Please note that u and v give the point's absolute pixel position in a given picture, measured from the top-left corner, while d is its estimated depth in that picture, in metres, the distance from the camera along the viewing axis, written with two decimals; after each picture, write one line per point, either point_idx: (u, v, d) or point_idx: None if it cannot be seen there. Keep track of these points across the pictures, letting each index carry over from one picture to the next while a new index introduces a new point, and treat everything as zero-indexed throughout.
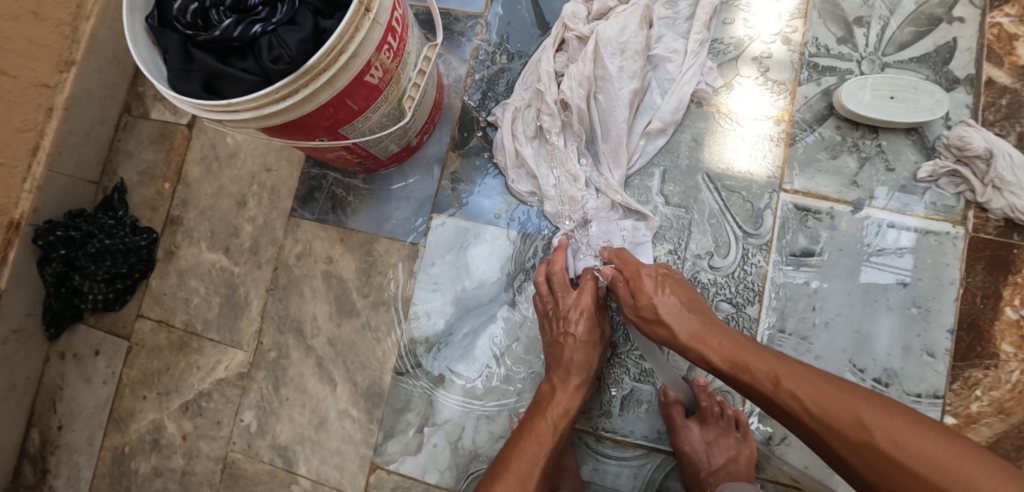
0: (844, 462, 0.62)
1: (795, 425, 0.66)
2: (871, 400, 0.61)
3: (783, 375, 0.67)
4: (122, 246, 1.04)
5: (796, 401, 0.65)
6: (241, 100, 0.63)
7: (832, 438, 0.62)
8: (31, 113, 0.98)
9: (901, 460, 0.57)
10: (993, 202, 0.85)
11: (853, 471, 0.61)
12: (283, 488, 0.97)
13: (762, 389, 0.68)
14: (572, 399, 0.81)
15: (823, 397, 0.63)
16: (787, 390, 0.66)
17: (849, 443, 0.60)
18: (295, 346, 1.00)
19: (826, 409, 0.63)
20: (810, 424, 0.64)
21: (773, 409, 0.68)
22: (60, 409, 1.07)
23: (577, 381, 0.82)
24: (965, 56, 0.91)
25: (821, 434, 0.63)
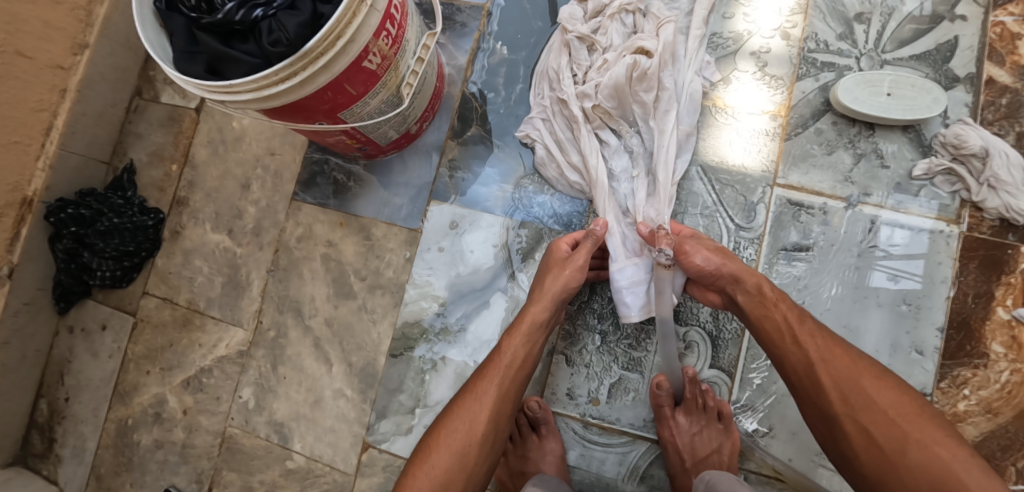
0: (822, 392, 0.67)
1: (793, 353, 0.71)
2: (861, 355, 0.69)
3: (806, 317, 0.73)
4: (131, 225, 1.07)
5: (807, 334, 0.71)
6: (242, 82, 0.65)
7: (825, 368, 0.68)
8: (45, 94, 1.02)
9: (877, 401, 0.64)
10: (989, 201, 0.85)
11: (826, 400, 0.67)
12: (278, 463, 1.00)
13: (781, 319, 0.73)
14: (537, 315, 0.82)
15: (830, 342, 0.70)
16: (807, 325, 0.71)
17: (840, 373, 0.67)
18: (293, 325, 1.02)
19: (826, 346, 0.69)
20: (809, 353, 0.69)
21: (778, 336, 0.73)
22: (68, 381, 1.11)
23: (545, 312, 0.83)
24: (965, 55, 0.90)
25: (816, 364, 0.68)
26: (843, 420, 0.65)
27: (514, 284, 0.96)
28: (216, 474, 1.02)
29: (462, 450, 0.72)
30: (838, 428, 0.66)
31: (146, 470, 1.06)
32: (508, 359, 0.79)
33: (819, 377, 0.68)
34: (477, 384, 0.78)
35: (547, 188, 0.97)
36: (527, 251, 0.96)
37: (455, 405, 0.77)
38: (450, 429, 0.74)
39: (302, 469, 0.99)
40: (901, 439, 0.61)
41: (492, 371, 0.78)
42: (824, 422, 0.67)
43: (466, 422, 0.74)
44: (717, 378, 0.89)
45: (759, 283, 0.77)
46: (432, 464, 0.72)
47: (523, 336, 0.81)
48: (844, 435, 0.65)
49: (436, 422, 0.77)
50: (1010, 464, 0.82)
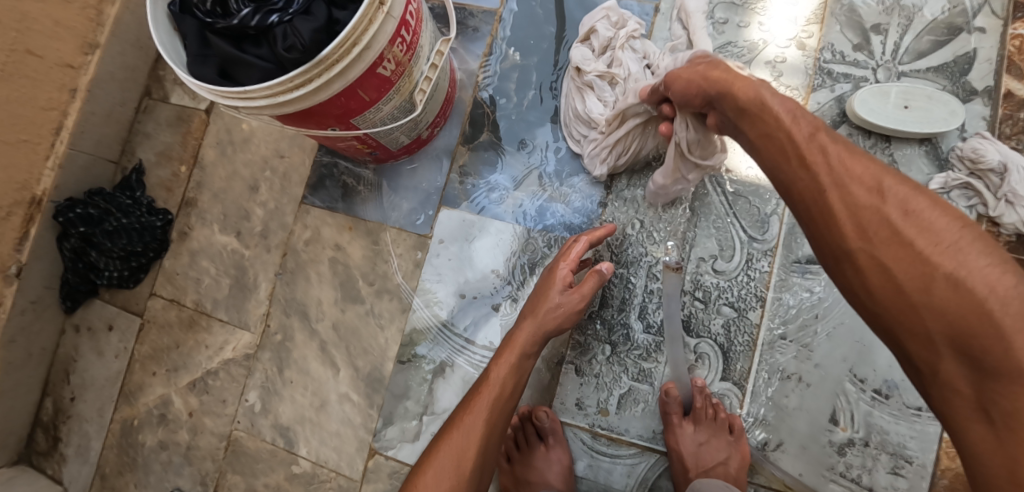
0: (833, 222, 0.58)
1: (792, 183, 0.63)
2: (891, 173, 0.57)
3: (821, 128, 0.62)
4: (138, 225, 1.07)
5: (837, 158, 0.59)
6: (256, 87, 0.64)
7: (839, 195, 0.58)
8: (55, 93, 1.02)
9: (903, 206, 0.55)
10: (1005, 216, 0.83)
11: (840, 232, 0.57)
12: (283, 466, 0.99)
13: (789, 136, 0.63)
14: (518, 355, 0.80)
15: (852, 151, 0.60)
16: (823, 139, 0.61)
17: (869, 213, 0.56)
18: (300, 329, 1.02)
19: (849, 164, 0.59)
20: (824, 184, 0.59)
21: (783, 158, 0.63)
22: (73, 380, 1.11)
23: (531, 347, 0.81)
24: (984, 67, 0.89)
25: (828, 191, 0.59)
26: (857, 257, 0.56)
27: (523, 292, 0.95)
28: (220, 476, 1.02)
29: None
30: (852, 264, 0.57)
31: (150, 470, 1.06)
32: (492, 387, 0.78)
33: (829, 202, 0.58)
34: (463, 417, 0.76)
35: (557, 196, 0.96)
36: (536, 259, 0.96)
37: (441, 440, 0.74)
38: (437, 466, 0.71)
39: (307, 473, 0.98)
40: (925, 278, 0.52)
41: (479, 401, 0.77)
42: (833, 259, 0.59)
43: (455, 461, 0.71)
44: (727, 390, 0.88)
45: (808, 134, 0.63)
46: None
47: (507, 376, 0.79)
48: (858, 271, 0.56)
49: (423, 459, 0.74)
50: None
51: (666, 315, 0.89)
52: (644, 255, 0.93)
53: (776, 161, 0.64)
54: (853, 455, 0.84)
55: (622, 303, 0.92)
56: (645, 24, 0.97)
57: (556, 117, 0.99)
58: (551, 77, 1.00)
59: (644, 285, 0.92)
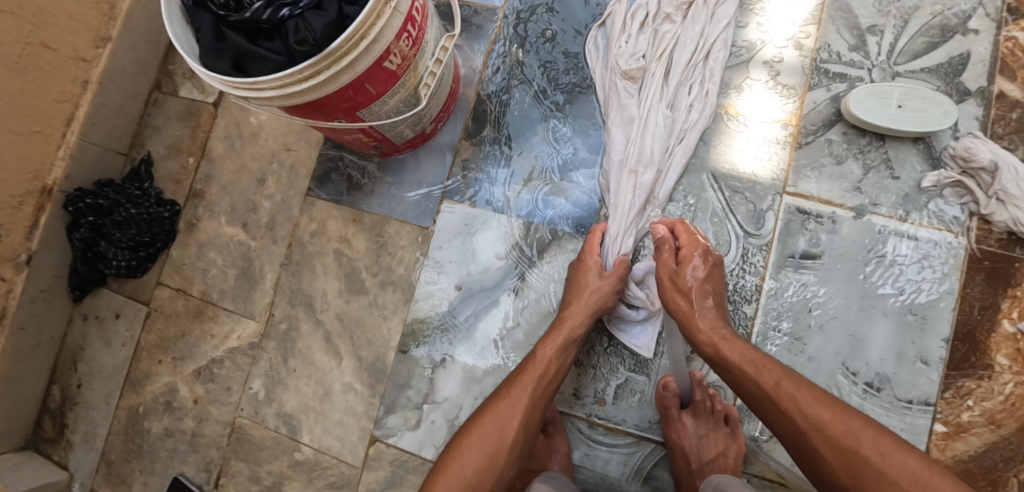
0: (823, 463, 0.68)
1: (780, 420, 0.72)
2: (850, 416, 0.69)
3: (784, 377, 0.73)
4: (147, 216, 1.09)
5: (811, 413, 0.70)
6: (267, 79, 0.66)
7: (817, 437, 0.69)
8: (68, 85, 1.04)
9: (877, 468, 0.64)
10: (997, 214, 0.85)
11: (826, 467, 0.68)
12: (287, 454, 1.01)
13: (759, 386, 0.74)
14: (565, 336, 0.84)
15: (816, 405, 0.70)
16: (793, 383, 0.73)
17: (849, 448, 0.66)
18: (305, 319, 1.04)
19: (810, 418, 0.70)
20: (800, 423, 0.70)
21: (768, 402, 0.73)
22: (81, 368, 1.13)
23: (579, 329, 0.84)
24: (977, 69, 0.91)
25: (808, 433, 0.69)
26: (847, 488, 0.66)
27: (524, 283, 0.97)
28: (224, 463, 1.04)
29: (498, 443, 0.76)
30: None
31: (155, 457, 1.07)
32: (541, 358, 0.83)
33: (812, 445, 0.69)
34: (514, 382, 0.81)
35: (558, 191, 0.98)
36: (536, 251, 0.97)
37: (495, 398, 0.81)
38: (488, 420, 0.78)
39: (310, 461, 1.00)
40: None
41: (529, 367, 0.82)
42: (830, 489, 0.68)
43: (502, 416, 0.78)
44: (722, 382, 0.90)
45: (740, 350, 0.78)
46: (470, 452, 0.76)
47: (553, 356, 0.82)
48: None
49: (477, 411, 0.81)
50: (1011, 475, 0.83)
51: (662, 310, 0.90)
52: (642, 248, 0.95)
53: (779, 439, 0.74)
54: None
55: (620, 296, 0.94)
56: None
57: (556, 112, 1.01)
58: (554, 74, 1.01)
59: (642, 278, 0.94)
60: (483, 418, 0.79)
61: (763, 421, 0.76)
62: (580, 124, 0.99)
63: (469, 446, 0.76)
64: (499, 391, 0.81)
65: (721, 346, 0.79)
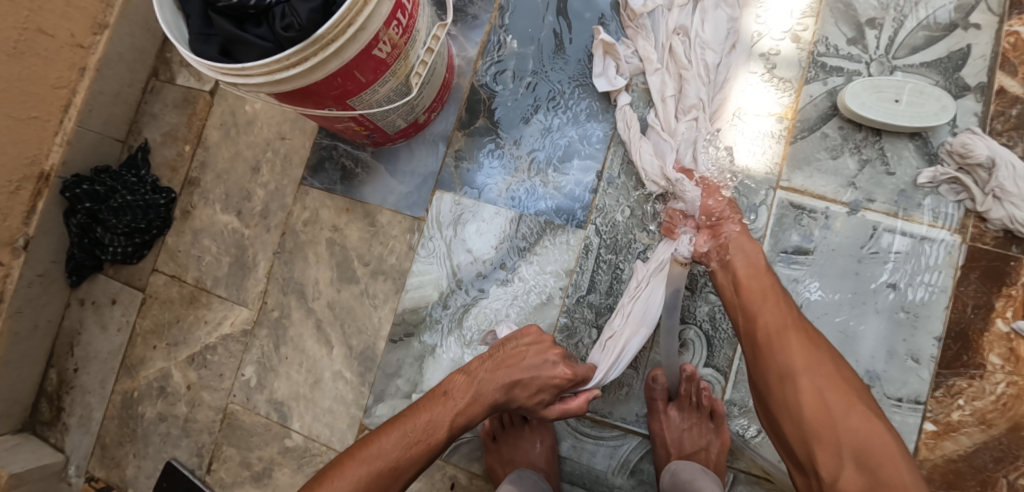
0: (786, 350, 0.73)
1: (767, 311, 0.76)
2: (820, 339, 0.75)
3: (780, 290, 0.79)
4: (143, 203, 1.09)
5: (796, 319, 0.75)
6: (253, 64, 0.66)
7: (795, 333, 0.74)
8: (65, 71, 1.04)
9: (834, 373, 0.70)
10: (993, 211, 0.84)
11: (790, 357, 0.72)
12: (277, 441, 1.02)
13: (760, 284, 0.79)
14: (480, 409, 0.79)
15: (799, 317, 0.76)
16: (782, 297, 0.78)
17: (818, 355, 0.72)
18: (297, 307, 1.04)
19: (794, 320, 0.75)
20: (785, 318, 0.75)
21: (760, 295, 0.78)
22: (77, 352, 1.14)
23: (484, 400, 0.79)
24: (977, 64, 0.90)
25: (788, 328, 0.74)
26: (800, 377, 0.70)
27: (514, 274, 0.97)
28: (216, 449, 1.05)
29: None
30: (792, 382, 0.71)
31: (149, 441, 1.08)
32: (430, 424, 0.77)
33: (788, 339, 0.73)
34: (391, 430, 0.76)
35: (550, 183, 0.98)
36: (527, 242, 0.97)
37: (374, 441, 0.75)
38: (359, 464, 0.73)
39: (300, 448, 1.01)
40: (847, 405, 0.68)
41: (417, 430, 0.76)
42: (778, 376, 0.72)
43: (372, 471, 0.73)
44: (712, 376, 0.89)
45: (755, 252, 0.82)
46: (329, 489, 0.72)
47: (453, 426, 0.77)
48: (797, 389, 0.70)
49: (352, 448, 0.76)
50: (1000, 475, 0.82)
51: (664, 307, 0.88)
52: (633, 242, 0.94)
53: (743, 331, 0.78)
54: None
55: (609, 289, 0.94)
56: None
57: (550, 103, 1.00)
58: (549, 65, 1.01)
59: (632, 271, 0.93)
60: (353, 458, 0.74)
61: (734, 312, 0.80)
62: (573, 116, 0.99)
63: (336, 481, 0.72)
64: (366, 441, 0.76)
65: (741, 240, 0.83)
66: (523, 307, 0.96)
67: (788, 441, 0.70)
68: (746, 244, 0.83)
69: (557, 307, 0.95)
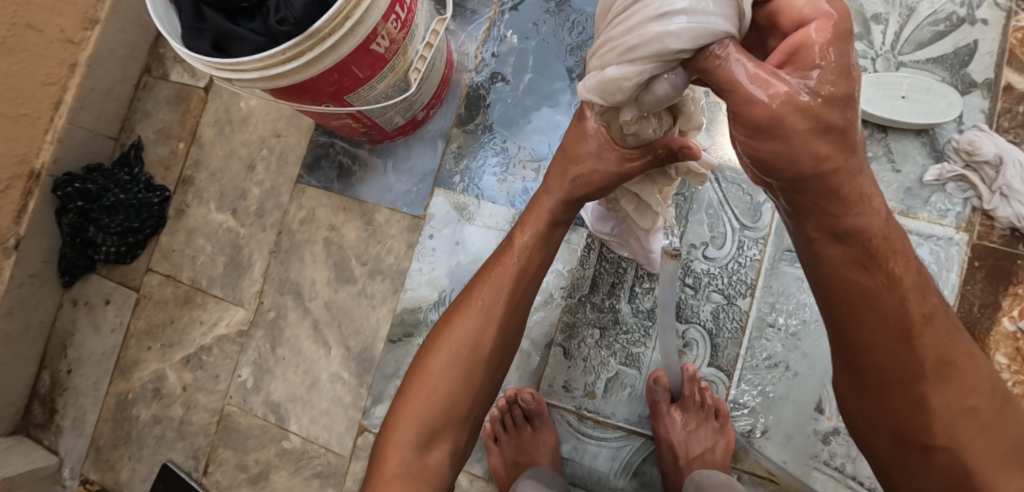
0: (923, 416, 0.50)
1: (883, 353, 0.50)
2: (973, 376, 0.51)
3: (921, 293, 0.50)
4: (135, 202, 1.07)
5: (939, 355, 0.50)
6: (246, 59, 0.64)
7: (938, 392, 0.50)
8: (55, 68, 1.02)
9: (988, 443, 0.50)
10: (1000, 209, 0.83)
11: (924, 429, 0.51)
12: (274, 443, 1.01)
13: (879, 294, 0.49)
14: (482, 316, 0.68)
15: (940, 347, 0.50)
16: (921, 311, 0.49)
17: (964, 420, 0.50)
18: (293, 307, 1.03)
19: (935, 363, 0.50)
20: (920, 360, 0.49)
21: (865, 313, 0.49)
22: (71, 354, 1.12)
23: (509, 276, 0.69)
24: (984, 60, 0.88)
25: (920, 381, 0.50)
26: (936, 456, 0.51)
27: None
28: (212, 451, 1.03)
29: (439, 424, 0.66)
30: (925, 467, 0.52)
31: (144, 444, 1.07)
32: (475, 326, 0.67)
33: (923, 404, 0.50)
34: (437, 351, 0.68)
35: None
36: None
37: (430, 368, 0.67)
38: (419, 394, 0.67)
39: (297, 450, 0.99)
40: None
41: (466, 333, 0.67)
42: (904, 448, 0.53)
43: (428, 396, 0.66)
44: (714, 376, 0.88)
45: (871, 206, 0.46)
46: (401, 437, 0.65)
47: (460, 344, 0.67)
48: (927, 476, 0.52)
49: (405, 382, 0.69)
50: None
51: (661, 301, 0.87)
52: None
53: (850, 370, 0.53)
54: (837, 443, 0.84)
55: (612, 288, 0.92)
56: None
57: (551, 100, 0.98)
58: (549, 61, 0.99)
59: (634, 270, 0.92)
60: (412, 392, 0.67)
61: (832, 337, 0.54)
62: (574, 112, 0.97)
63: (403, 423, 0.66)
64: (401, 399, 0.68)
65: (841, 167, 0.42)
66: (524, 308, 0.94)
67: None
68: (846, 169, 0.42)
69: (558, 308, 0.93)
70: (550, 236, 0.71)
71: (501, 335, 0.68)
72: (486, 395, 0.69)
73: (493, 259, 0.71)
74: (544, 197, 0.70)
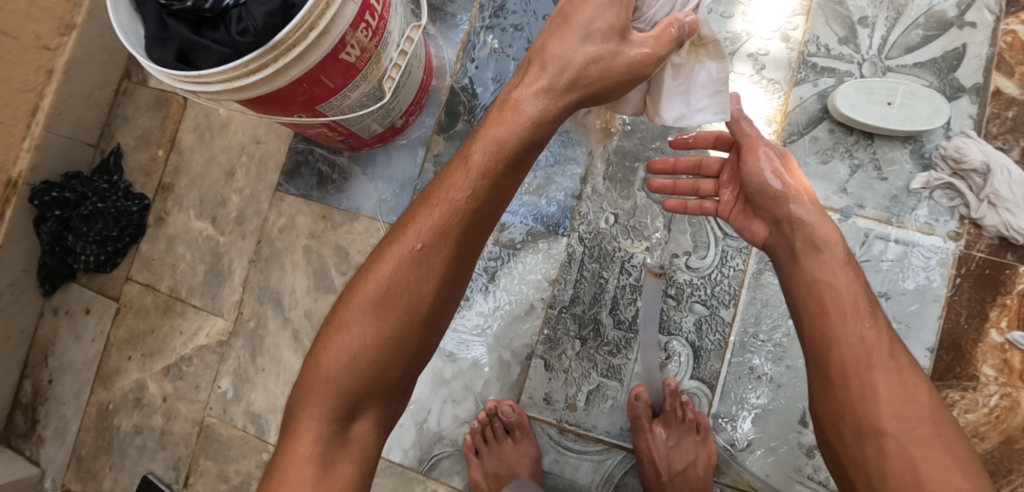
0: (844, 369, 0.60)
1: (830, 298, 0.63)
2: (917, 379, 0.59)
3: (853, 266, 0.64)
4: (115, 210, 1.06)
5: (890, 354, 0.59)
6: (209, 71, 0.63)
7: (883, 376, 0.58)
8: (31, 74, 1.01)
9: (912, 406, 0.57)
10: (988, 218, 0.82)
11: (850, 381, 0.59)
12: (254, 454, 1.00)
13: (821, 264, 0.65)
14: (411, 267, 0.57)
15: (870, 316, 0.62)
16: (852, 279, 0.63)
17: (912, 415, 0.57)
18: (273, 316, 1.02)
19: (884, 359, 0.59)
20: (852, 326, 0.61)
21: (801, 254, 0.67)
22: (52, 363, 1.12)
23: (452, 214, 0.57)
24: (973, 64, 0.86)
25: (864, 348, 0.60)
26: (886, 439, 0.57)
27: (495, 284, 0.94)
28: (193, 462, 1.03)
29: (360, 395, 0.57)
30: (876, 444, 0.57)
31: (125, 454, 1.06)
32: (410, 278, 0.57)
33: (855, 360, 0.60)
34: (360, 306, 0.58)
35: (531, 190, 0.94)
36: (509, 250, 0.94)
37: (348, 328, 0.58)
38: (334, 358, 0.57)
39: None
40: (946, 480, 0.54)
41: (395, 285, 0.57)
42: (857, 430, 0.58)
43: (344, 359, 0.57)
44: (697, 389, 0.87)
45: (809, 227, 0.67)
46: (313, 408, 0.56)
47: (384, 296, 0.57)
48: (881, 453, 0.57)
49: (317, 345, 0.59)
50: (993, 490, 0.79)
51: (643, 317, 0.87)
52: (617, 250, 0.91)
53: (817, 361, 0.63)
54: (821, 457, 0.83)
55: (593, 299, 0.91)
56: None
57: None
58: None
59: (616, 280, 0.91)
60: (325, 354, 0.58)
61: (805, 334, 0.64)
62: None
63: (315, 395, 0.57)
64: (312, 366, 0.58)
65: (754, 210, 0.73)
66: (506, 319, 0.93)
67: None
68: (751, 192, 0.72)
69: (539, 318, 0.92)
70: (510, 167, 0.59)
71: (440, 290, 0.59)
72: (422, 361, 0.61)
73: (424, 198, 0.59)
74: (519, 102, 0.59)
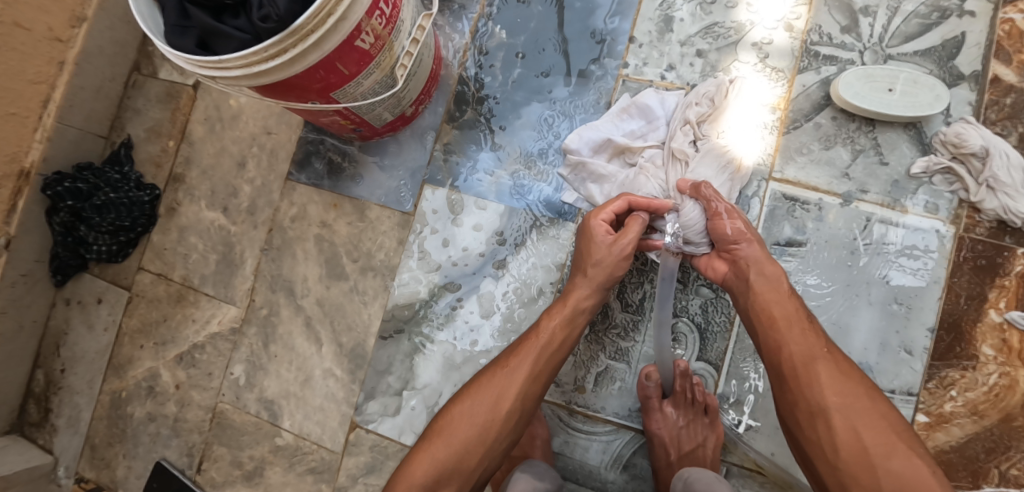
0: (800, 375, 0.69)
1: (790, 335, 0.71)
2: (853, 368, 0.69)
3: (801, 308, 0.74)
4: (127, 201, 1.07)
5: (829, 348, 0.70)
6: (230, 57, 0.64)
7: (826, 366, 0.68)
8: (43, 66, 1.02)
9: (873, 410, 0.65)
10: (987, 202, 0.84)
11: (809, 386, 0.67)
12: (267, 439, 1.01)
13: (776, 307, 0.73)
14: (517, 368, 0.75)
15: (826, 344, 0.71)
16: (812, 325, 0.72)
17: (871, 417, 0.64)
18: (285, 304, 1.03)
19: (831, 352, 0.70)
20: (809, 345, 0.70)
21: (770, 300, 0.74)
22: (64, 353, 1.13)
23: (547, 344, 0.77)
24: (972, 52, 0.88)
25: (816, 359, 0.69)
26: (833, 416, 0.65)
27: (505, 270, 0.96)
28: (206, 448, 1.04)
29: (450, 471, 0.70)
30: (825, 422, 0.65)
31: (139, 442, 1.07)
32: (500, 384, 0.75)
33: (814, 369, 0.68)
34: (462, 401, 0.74)
35: (540, 176, 0.97)
36: (518, 236, 0.96)
37: (454, 419, 0.73)
38: (437, 439, 0.72)
39: (291, 446, 1.00)
40: (886, 446, 0.62)
41: (498, 383, 0.74)
42: (808, 412, 0.67)
43: (445, 444, 0.71)
44: (704, 370, 0.89)
45: (777, 271, 0.76)
46: (411, 478, 0.69)
47: (477, 414, 0.73)
48: (830, 428, 0.65)
49: (429, 430, 0.74)
50: (992, 466, 0.82)
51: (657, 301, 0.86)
52: None
53: (774, 366, 0.72)
54: None
55: None
56: (633, 3, 0.97)
57: (540, 95, 0.98)
58: (539, 56, 0.99)
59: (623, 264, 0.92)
60: (432, 439, 0.72)
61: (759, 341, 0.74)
62: (562, 107, 0.97)
63: (418, 464, 0.70)
64: (416, 446, 0.73)
65: (761, 263, 0.76)
66: (516, 304, 0.95)
67: (822, 483, 0.66)
68: (766, 268, 0.76)
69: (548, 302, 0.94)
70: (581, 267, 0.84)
71: (528, 387, 0.75)
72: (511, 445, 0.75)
73: (525, 335, 0.79)
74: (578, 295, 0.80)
